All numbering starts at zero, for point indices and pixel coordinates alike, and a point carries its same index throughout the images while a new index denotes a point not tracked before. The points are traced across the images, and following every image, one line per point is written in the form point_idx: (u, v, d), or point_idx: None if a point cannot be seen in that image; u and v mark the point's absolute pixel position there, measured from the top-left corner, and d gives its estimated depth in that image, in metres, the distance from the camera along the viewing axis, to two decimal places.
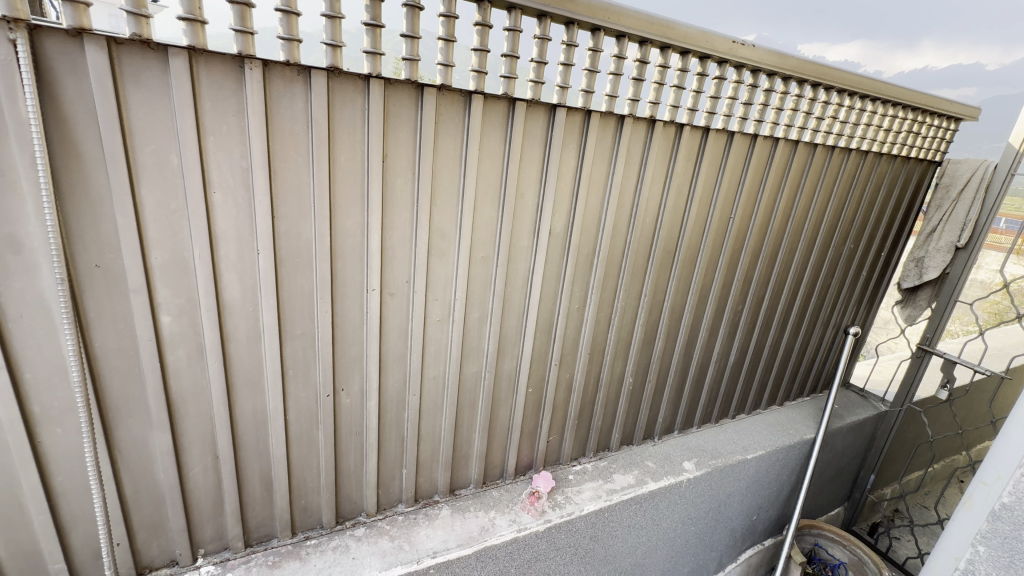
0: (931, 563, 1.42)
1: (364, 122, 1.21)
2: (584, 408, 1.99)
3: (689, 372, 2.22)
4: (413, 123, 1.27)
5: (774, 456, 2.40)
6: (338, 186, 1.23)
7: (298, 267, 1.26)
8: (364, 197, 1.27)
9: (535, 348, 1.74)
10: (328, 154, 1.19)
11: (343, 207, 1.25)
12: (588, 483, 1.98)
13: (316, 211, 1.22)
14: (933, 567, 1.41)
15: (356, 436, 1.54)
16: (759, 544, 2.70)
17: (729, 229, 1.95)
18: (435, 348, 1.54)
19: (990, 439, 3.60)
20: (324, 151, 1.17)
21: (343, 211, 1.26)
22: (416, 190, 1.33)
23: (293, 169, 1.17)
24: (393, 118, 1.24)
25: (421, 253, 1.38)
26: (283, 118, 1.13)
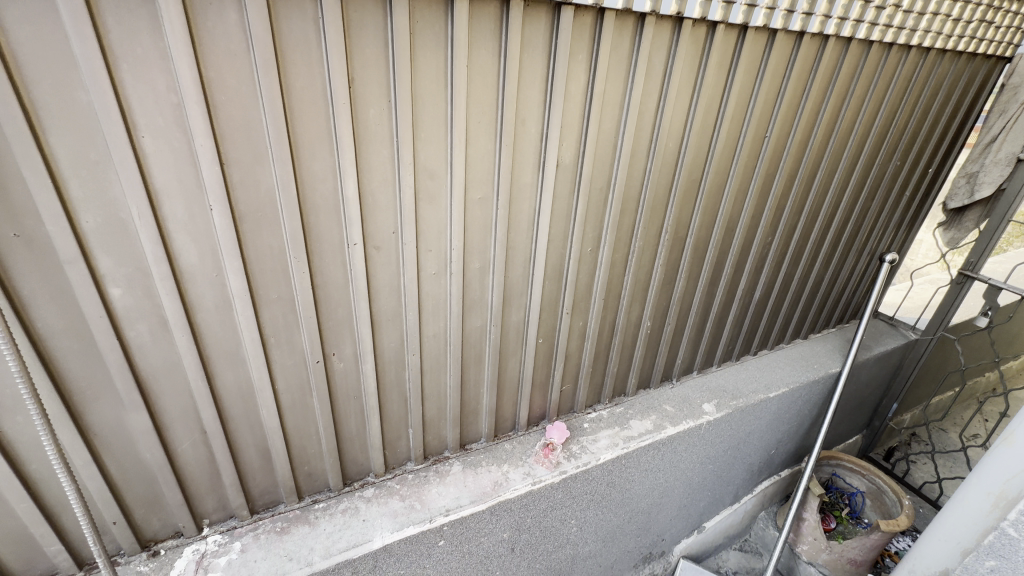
0: (960, 495, 1.50)
1: (321, 37, 0.97)
2: (598, 355, 1.86)
3: (711, 311, 2.06)
4: (383, 34, 1.02)
5: (797, 393, 2.30)
6: (297, 121, 1.01)
7: (264, 223, 1.07)
8: (331, 134, 1.05)
9: (544, 295, 1.58)
10: (279, 81, 0.96)
11: (307, 148, 1.04)
12: (603, 431, 1.90)
13: (274, 155, 1.01)
14: (962, 498, 1.49)
15: (354, 400, 1.43)
16: (775, 475, 2.69)
17: (762, 150, 1.70)
18: (433, 304, 1.39)
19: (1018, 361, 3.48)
20: (272, 78, 0.94)
21: (307, 153, 1.05)
22: (394, 121, 1.10)
23: (239, 103, 0.95)
24: (357, 29, 0.99)
25: (407, 198, 1.18)
26: (215, 35, 0.89)
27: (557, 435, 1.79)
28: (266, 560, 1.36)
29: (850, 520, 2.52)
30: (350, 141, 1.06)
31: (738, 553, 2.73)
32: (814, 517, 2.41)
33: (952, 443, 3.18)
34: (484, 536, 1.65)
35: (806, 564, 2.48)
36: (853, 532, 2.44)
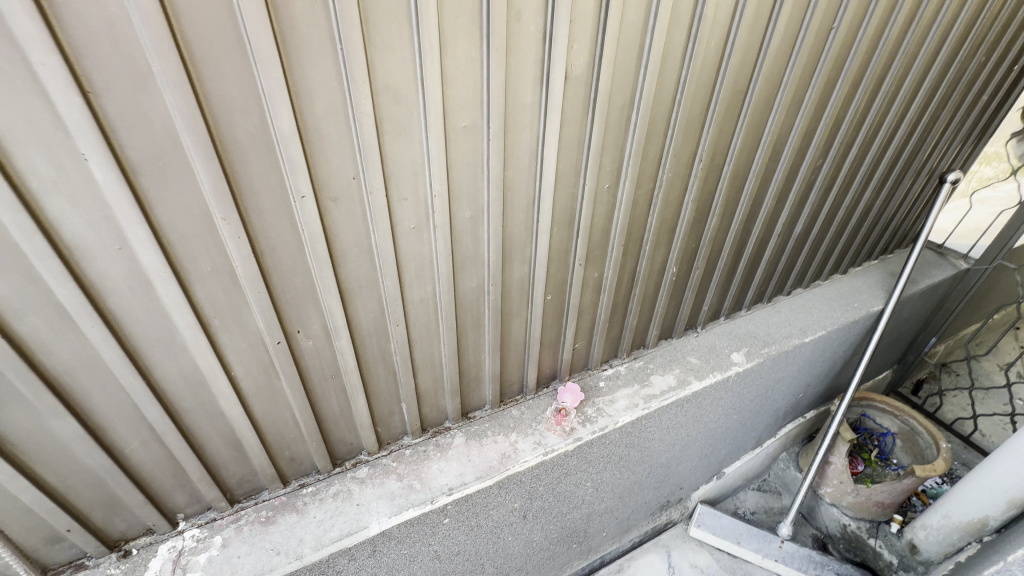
0: None
1: None
2: (616, 308, 1.61)
3: (746, 250, 1.78)
4: None
5: (834, 335, 2.08)
6: (189, 22, 0.70)
7: (171, 175, 0.79)
8: (244, 41, 0.74)
9: (552, 245, 1.30)
10: None
11: (212, 64, 0.74)
12: (622, 390, 1.70)
13: (162, 77, 0.71)
14: None
15: (332, 380, 1.22)
16: (801, 417, 2.53)
17: (825, 49, 1.35)
18: (415, 265, 1.13)
19: None
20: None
21: (214, 71, 0.74)
22: (334, 18, 0.78)
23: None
24: None
25: (367, 131, 0.88)
26: None
27: (570, 398, 1.61)
28: (251, 555, 1.22)
29: (879, 463, 2.39)
30: (272, 53, 0.75)
31: (757, 493, 2.67)
32: (842, 461, 2.29)
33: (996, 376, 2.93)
34: (493, 509, 1.52)
35: (829, 506, 2.42)
36: (880, 478, 2.33)
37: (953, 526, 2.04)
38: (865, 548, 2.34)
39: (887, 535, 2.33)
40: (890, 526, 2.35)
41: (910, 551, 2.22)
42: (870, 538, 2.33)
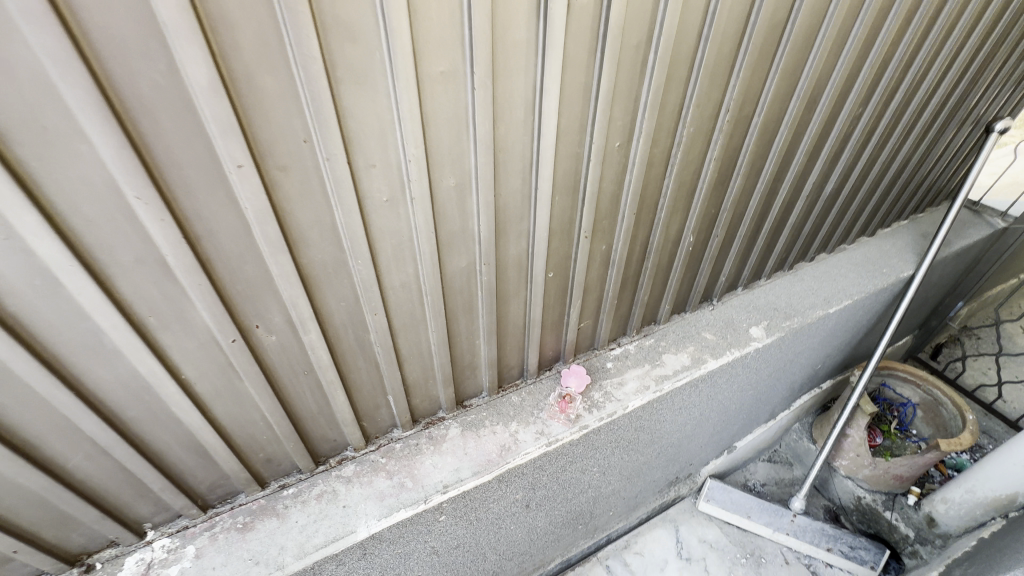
0: None
1: None
2: (626, 284, 1.44)
3: (771, 214, 1.59)
4: None
5: (861, 305, 1.91)
6: None
7: (59, 143, 0.61)
8: None
9: (553, 216, 1.12)
10: None
11: None
12: (631, 372, 1.56)
13: (16, 6, 0.51)
14: None
15: (305, 377, 1.07)
16: (817, 388, 2.41)
17: None
18: (392, 245, 0.95)
19: None
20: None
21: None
22: None
23: None
24: None
25: (315, 80, 0.69)
26: None
27: (576, 382, 1.46)
28: (227, 566, 1.12)
29: (899, 436, 2.31)
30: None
31: (768, 465, 2.58)
32: (860, 433, 2.18)
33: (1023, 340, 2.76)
34: (492, 502, 1.41)
35: (843, 478, 2.36)
36: (900, 451, 2.25)
37: (977, 501, 1.95)
38: (879, 521, 2.27)
39: (903, 507, 2.27)
40: (907, 499, 2.29)
41: (928, 524, 2.16)
42: (886, 511, 2.28)
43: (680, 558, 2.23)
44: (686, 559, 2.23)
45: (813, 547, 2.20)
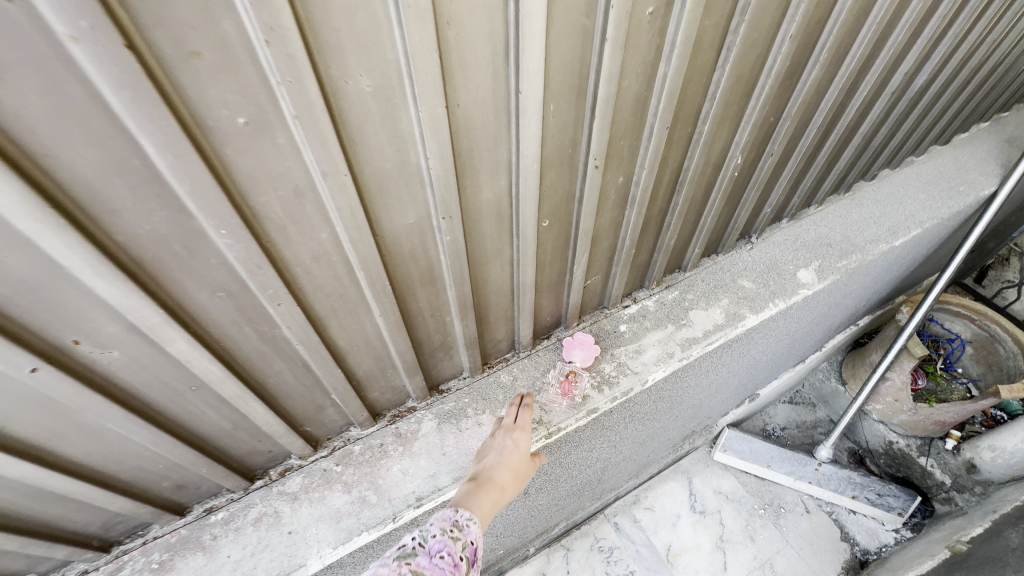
0: None
1: None
2: (647, 227, 1.07)
3: (846, 120, 1.18)
4: None
5: (931, 233, 1.55)
6: None
7: None
8: None
9: (547, 137, 0.73)
10: None
11: None
12: (650, 336, 1.23)
13: None
14: None
15: (197, 394, 0.74)
16: (851, 326, 2.11)
17: None
18: (282, 200, 0.57)
19: None
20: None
21: None
22: None
23: None
24: None
25: None
26: None
27: (581, 356, 1.13)
28: None
29: (946, 377, 2.05)
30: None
31: (788, 407, 2.36)
32: (903, 377, 1.92)
33: None
34: None
35: (874, 422, 2.17)
36: (947, 395, 1.99)
37: None
38: (911, 466, 2.09)
39: (941, 453, 2.04)
40: (945, 443, 2.05)
41: (967, 470, 1.95)
42: (921, 456, 2.06)
43: (693, 512, 2.06)
44: (700, 513, 2.06)
45: (836, 495, 2.06)
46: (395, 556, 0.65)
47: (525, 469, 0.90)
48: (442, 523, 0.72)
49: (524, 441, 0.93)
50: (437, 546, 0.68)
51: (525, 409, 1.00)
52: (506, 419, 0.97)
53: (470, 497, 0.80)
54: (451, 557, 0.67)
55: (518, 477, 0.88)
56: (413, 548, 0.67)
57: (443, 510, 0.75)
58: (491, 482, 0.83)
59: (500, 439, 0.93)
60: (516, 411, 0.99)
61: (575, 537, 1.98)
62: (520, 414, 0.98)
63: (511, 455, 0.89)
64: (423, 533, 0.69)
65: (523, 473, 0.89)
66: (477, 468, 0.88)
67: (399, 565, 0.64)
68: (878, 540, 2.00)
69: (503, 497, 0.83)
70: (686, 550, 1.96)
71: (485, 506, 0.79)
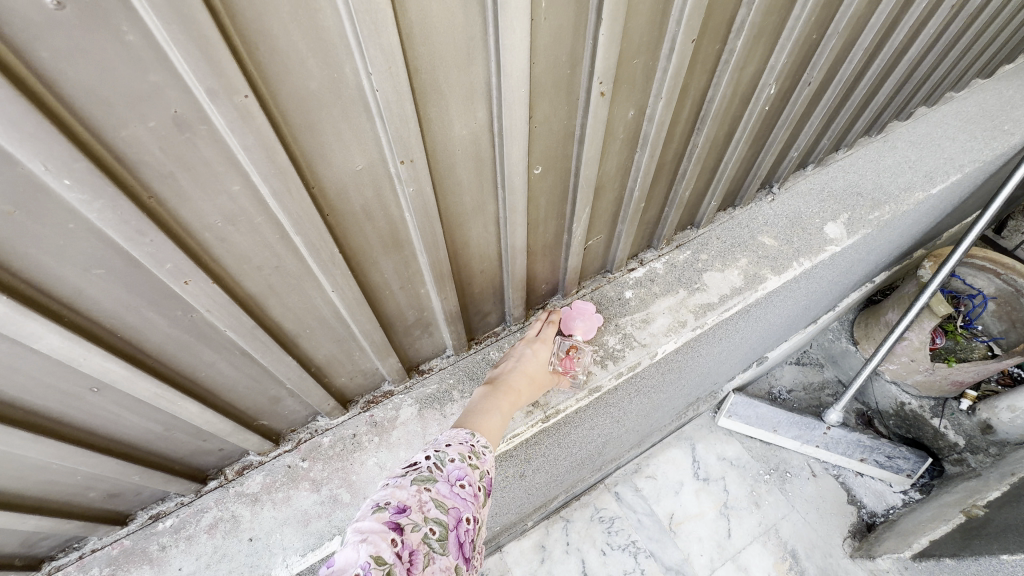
0: None
1: None
2: (660, 175, 0.90)
3: (898, 38, 0.98)
4: None
5: (971, 178, 1.38)
6: None
7: None
8: None
9: (538, 49, 0.54)
10: None
11: None
12: (659, 303, 1.08)
13: None
14: None
15: (102, 396, 0.58)
16: (867, 283, 1.97)
17: None
18: (157, 135, 0.40)
19: None
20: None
21: None
22: None
23: None
24: None
25: None
26: None
27: (583, 327, 1.01)
28: None
29: (965, 335, 1.94)
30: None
31: (795, 368, 2.25)
32: (922, 337, 1.80)
33: None
34: None
35: (887, 383, 2.06)
36: (966, 354, 1.90)
37: None
38: (923, 427, 2.01)
39: (954, 413, 1.97)
40: (959, 403, 1.98)
41: (982, 430, 1.88)
42: (934, 418, 1.98)
43: (696, 479, 1.99)
44: (703, 480, 1.99)
45: (844, 458, 1.98)
46: (413, 478, 0.58)
47: (542, 378, 0.88)
48: (458, 447, 0.65)
49: (545, 352, 0.90)
50: (457, 473, 0.61)
51: (551, 325, 0.97)
52: (529, 332, 0.95)
53: (484, 406, 0.78)
54: (470, 487, 0.62)
55: (534, 386, 0.86)
56: (430, 472, 0.60)
57: (458, 430, 0.69)
58: (507, 390, 0.82)
59: (520, 349, 0.91)
60: (540, 325, 0.97)
61: (575, 508, 1.90)
62: (543, 328, 0.96)
63: (529, 364, 0.87)
64: (439, 457, 0.63)
65: (540, 382, 0.87)
66: (494, 376, 0.86)
67: (419, 489, 0.57)
68: (885, 502, 1.94)
69: (518, 403, 0.82)
70: (689, 518, 1.89)
71: (501, 414, 0.77)
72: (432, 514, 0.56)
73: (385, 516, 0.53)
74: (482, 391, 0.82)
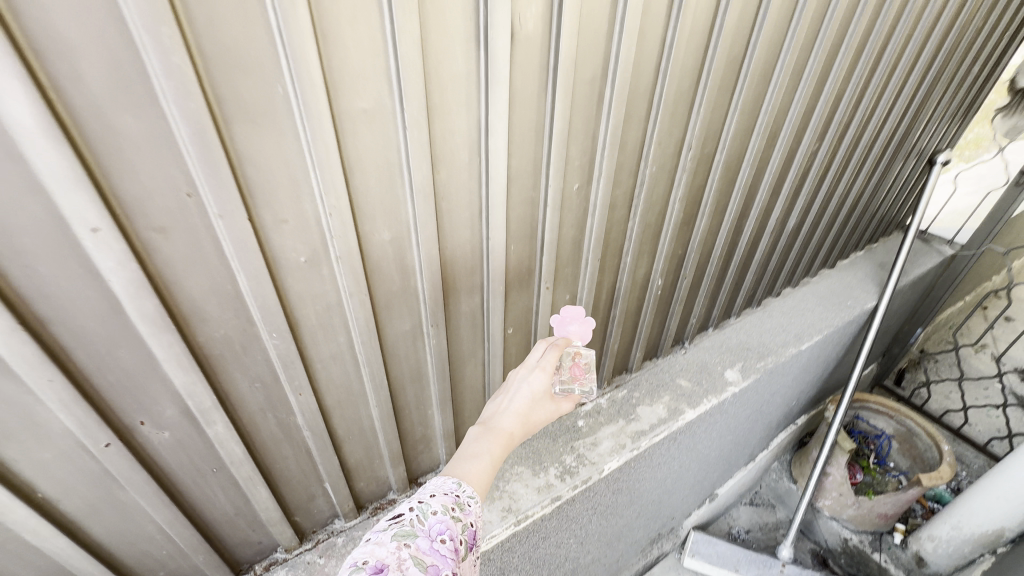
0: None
1: None
2: (593, 334, 1.32)
3: (740, 249, 1.53)
4: None
5: (830, 339, 1.86)
6: None
7: None
8: None
9: (509, 267, 1.00)
10: None
11: None
12: (605, 429, 1.42)
13: None
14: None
15: (215, 475, 0.87)
16: (790, 425, 2.34)
17: (832, 5, 1.10)
18: (317, 312, 0.79)
19: None
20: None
21: None
22: None
23: None
24: None
25: (203, 135, 0.55)
26: None
27: (579, 333, 0.94)
28: None
29: (878, 470, 2.22)
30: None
31: (750, 508, 2.45)
32: (841, 472, 2.10)
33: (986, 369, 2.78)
34: None
35: (828, 519, 2.24)
36: (882, 488, 2.17)
37: (964, 537, 1.89)
38: (869, 564, 2.17)
39: (891, 547, 2.17)
40: (893, 537, 2.20)
41: (917, 564, 2.08)
42: (875, 552, 2.17)
43: None
44: None
45: None
46: (394, 534, 0.62)
47: (536, 416, 0.88)
48: (442, 499, 0.68)
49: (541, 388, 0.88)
50: (438, 528, 0.65)
51: (552, 350, 0.95)
52: (529, 360, 0.94)
53: (474, 451, 0.78)
54: (452, 540, 0.65)
55: (527, 428, 0.86)
56: (412, 525, 0.64)
57: (444, 480, 0.72)
58: (499, 434, 0.82)
59: (516, 383, 0.91)
60: (542, 353, 0.95)
61: None
62: (546, 353, 0.95)
63: (524, 403, 0.87)
64: (422, 508, 0.66)
65: (533, 425, 0.87)
66: (488, 414, 0.86)
67: (398, 546, 0.61)
68: None
69: (512, 447, 0.82)
70: None
71: (492, 460, 0.78)
72: (410, 571, 0.59)
73: None
74: (475, 433, 0.82)
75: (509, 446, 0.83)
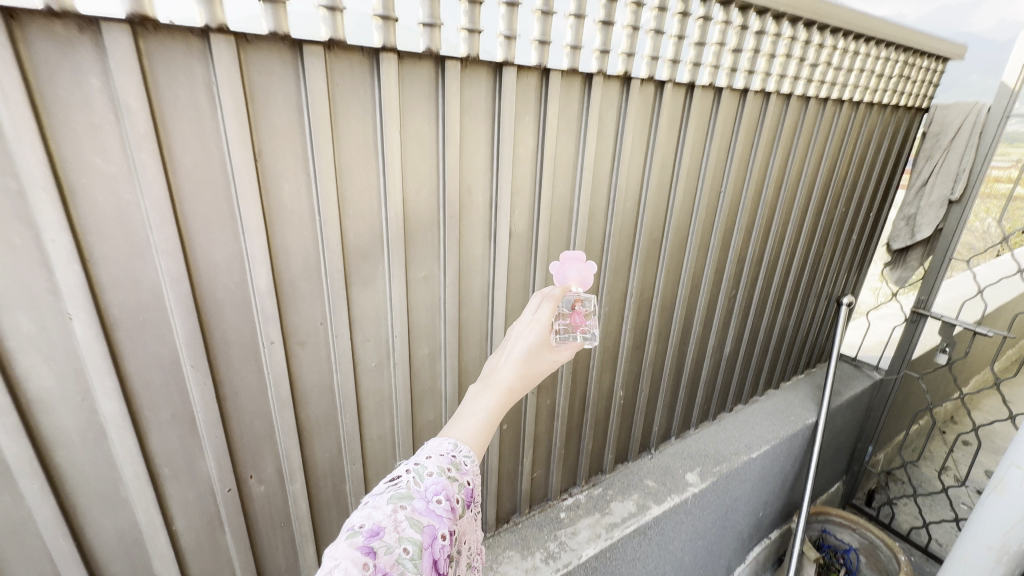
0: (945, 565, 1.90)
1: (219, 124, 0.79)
2: (570, 433, 1.67)
3: (686, 367, 1.93)
4: (299, 114, 0.86)
5: (778, 449, 2.18)
6: (194, 217, 0.82)
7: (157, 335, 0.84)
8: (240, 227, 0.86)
9: None
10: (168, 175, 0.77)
11: (205, 245, 0.84)
12: (583, 520, 1.67)
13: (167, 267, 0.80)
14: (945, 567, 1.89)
15: (282, 528, 1.16)
16: (764, 539, 2.51)
17: (720, 204, 1.67)
18: (375, 401, 1.17)
19: (956, 392, 3.63)
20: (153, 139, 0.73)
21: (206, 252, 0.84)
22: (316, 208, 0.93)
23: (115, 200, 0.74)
24: (263, 111, 0.83)
25: (340, 292, 1.00)
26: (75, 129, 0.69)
27: (577, 280, 1.08)
28: None
29: None
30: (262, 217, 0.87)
31: None
32: None
33: (940, 488, 3.02)
34: None
35: None
36: None
37: None
38: None
39: None
40: None
41: None
42: None
43: None
44: None
45: None
46: (389, 499, 0.71)
47: (534, 367, 0.94)
48: (437, 462, 0.78)
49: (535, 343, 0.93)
50: (433, 489, 0.74)
51: (548, 302, 1.00)
52: (525, 315, 0.98)
53: (472, 409, 0.88)
54: (445, 500, 0.74)
55: (526, 379, 0.93)
56: (408, 488, 0.73)
57: (441, 442, 0.82)
58: (496, 390, 0.89)
59: (514, 336, 0.95)
60: (537, 308, 1.00)
61: None
62: (541, 308, 0.99)
63: (521, 358, 0.92)
64: (419, 471, 0.76)
65: (532, 375, 0.93)
66: (488, 368, 0.93)
67: (394, 509, 0.70)
68: None
69: (511, 402, 0.91)
70: None
71: (488, 417, 0.88)
72: (405, 532, 0.69)
73: (359, 541, 0.65)
74: (475, 390, 0.90)
75: (507, 398, 0.91)
